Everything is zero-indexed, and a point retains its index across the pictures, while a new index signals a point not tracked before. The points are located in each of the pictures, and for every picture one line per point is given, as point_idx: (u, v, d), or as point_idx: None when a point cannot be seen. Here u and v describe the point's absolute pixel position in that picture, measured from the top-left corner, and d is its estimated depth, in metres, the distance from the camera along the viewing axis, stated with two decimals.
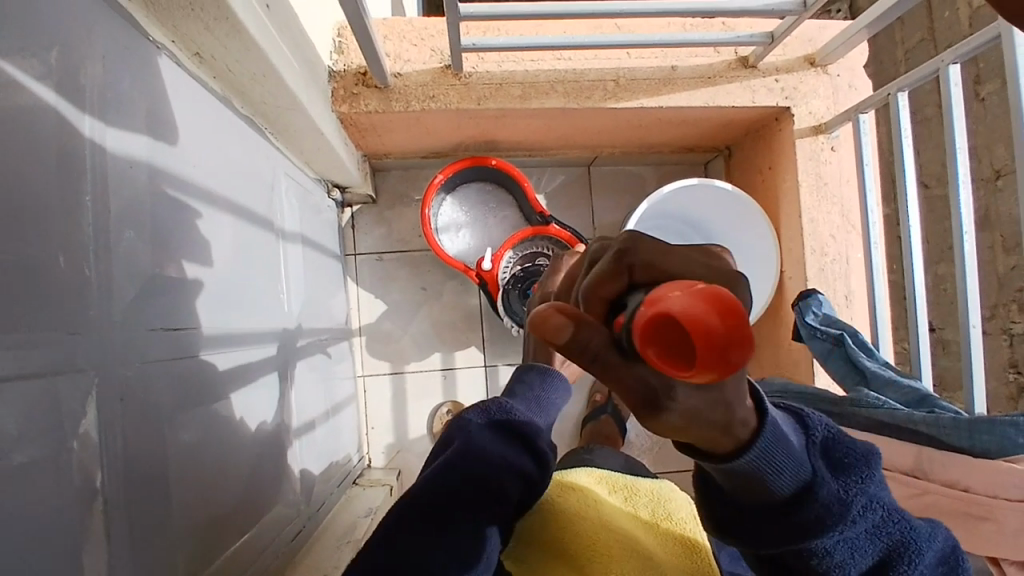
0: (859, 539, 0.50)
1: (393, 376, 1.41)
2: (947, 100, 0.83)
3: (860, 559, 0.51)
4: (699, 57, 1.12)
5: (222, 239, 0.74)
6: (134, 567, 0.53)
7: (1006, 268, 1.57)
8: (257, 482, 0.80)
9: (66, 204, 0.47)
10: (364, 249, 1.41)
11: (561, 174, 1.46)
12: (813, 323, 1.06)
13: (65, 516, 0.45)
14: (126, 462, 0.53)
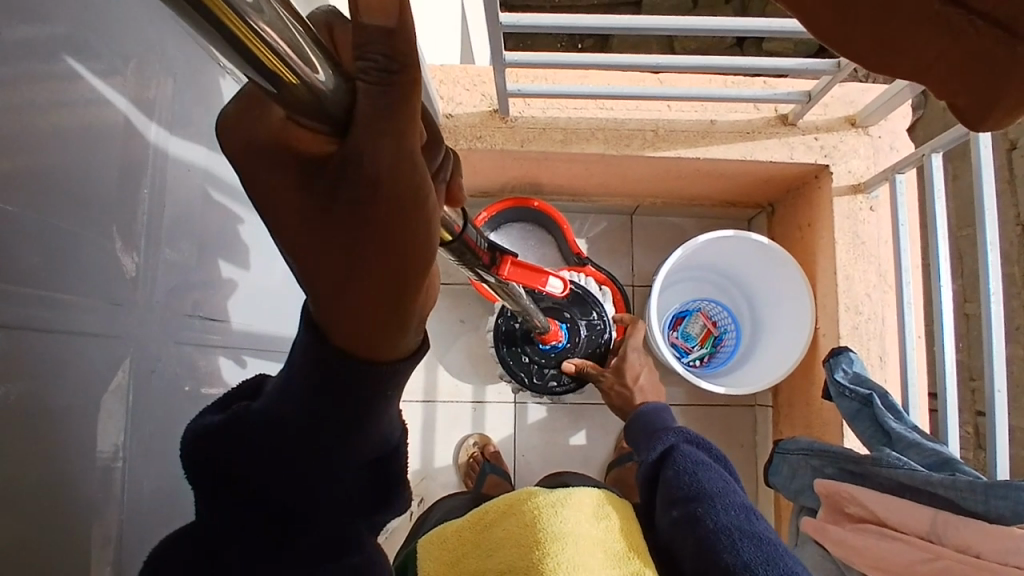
0: (735, 525, 0.75)
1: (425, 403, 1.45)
2: (976, 160, 0.83)
3: (729, 528, 0.74)
4: (738, 113, 1.15)
5: (265, 247, 0.81)
6: (142, 527, 0.58)
7: None
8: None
9: (125, 195, 0.54)
10: None
11: (604, 220, 1.50)
12: (843, 380, 1.03)
13: (86, 464, 0.51)
14: (148, 428, 0.59)
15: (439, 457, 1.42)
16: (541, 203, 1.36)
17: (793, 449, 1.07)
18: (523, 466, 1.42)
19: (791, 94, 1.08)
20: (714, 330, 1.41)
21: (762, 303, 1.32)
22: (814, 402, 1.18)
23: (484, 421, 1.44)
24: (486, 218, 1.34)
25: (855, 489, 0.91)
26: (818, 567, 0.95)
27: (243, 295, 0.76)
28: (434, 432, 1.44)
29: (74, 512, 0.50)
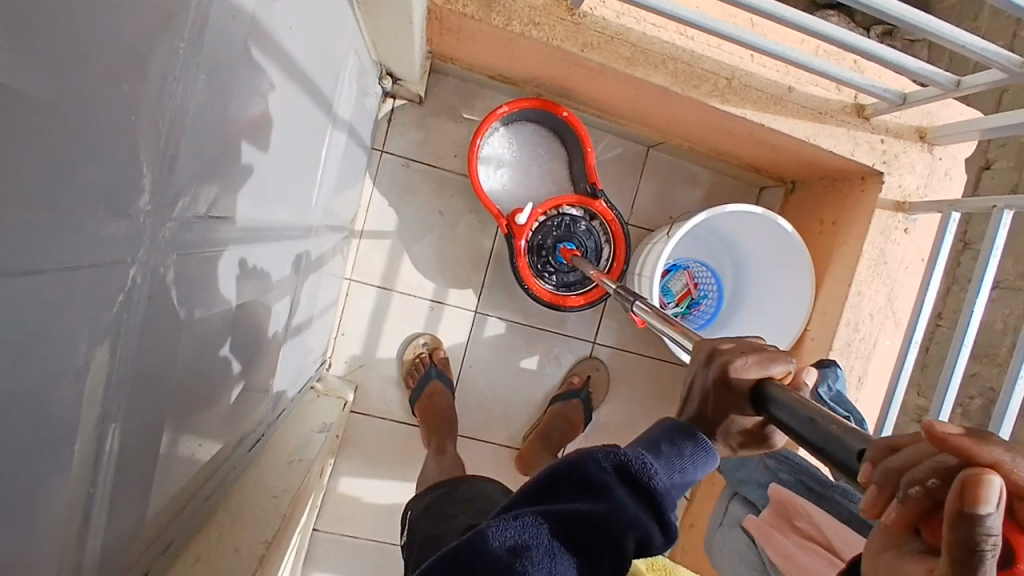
0: None
1: (380, 290, 1.33)
2: None
3: None
4: (818, 88, 1.04)
5: (287, 122, 0.63)
6: (114, 493, 0.45)
7: None
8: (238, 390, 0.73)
9: (160, 54, 0.36)
10: (393, 149, 1.31)
11: (618, 146, 1.37)
12: (825, 396, 1.02)
13: (83, 435, 0.37)
14: (140, 371, 0.44)
15: (384, 349, 1.34)
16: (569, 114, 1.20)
17: None
18: (467, 377, 1.37)
19: (887, 91, 0.98)
20: (694, 293, 1.35)
21: (754, 286, 1.28)
22: None
23: (438, 323, 1.35)
24: (505, 112, 1.16)
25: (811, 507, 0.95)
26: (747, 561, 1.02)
27: (257, 184, 0.59)
28: (383, 323, 1.34)
29: (46, 508, 0.35)
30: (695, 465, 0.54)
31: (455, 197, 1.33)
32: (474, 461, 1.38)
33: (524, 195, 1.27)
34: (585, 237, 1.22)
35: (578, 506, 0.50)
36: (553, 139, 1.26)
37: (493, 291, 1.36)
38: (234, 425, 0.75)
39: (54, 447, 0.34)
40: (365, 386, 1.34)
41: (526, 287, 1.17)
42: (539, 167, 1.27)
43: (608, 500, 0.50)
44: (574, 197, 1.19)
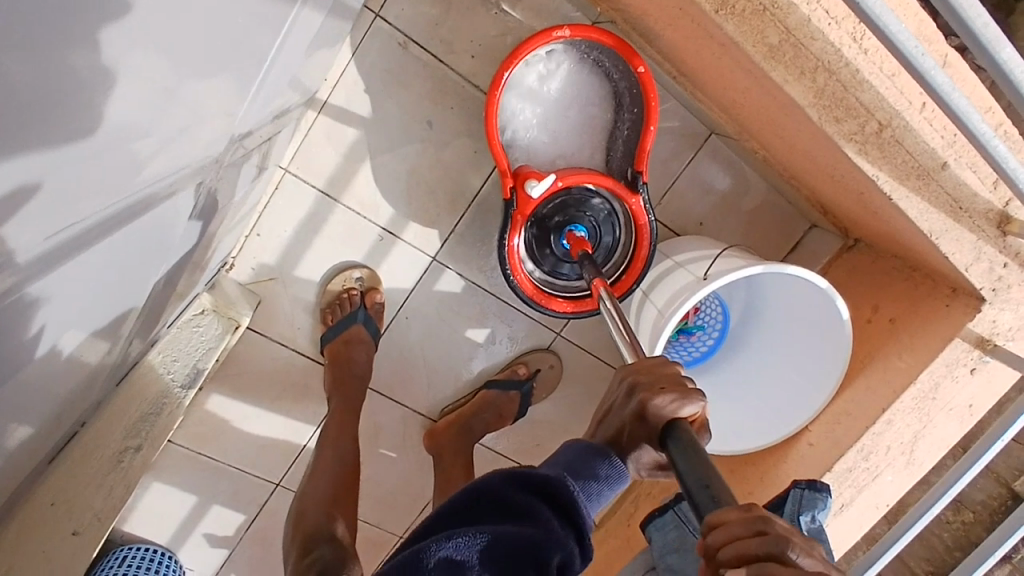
0: None
1: (321, 196, 1.01)
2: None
3: None
4: (973, 175, 0.77)
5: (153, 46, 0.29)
6: None
7: None
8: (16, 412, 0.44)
9: None
10: (393, 17, 0.93)
11: (676, 118, 1.06)
12: (802, 524, 0.86)
13: None
14: None
15: (306, 268, 1.05)
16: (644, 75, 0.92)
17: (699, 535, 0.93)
18: (399, 329, 1.11)
19: None
20: (690, 318, 1.11)
21: (767, 342, 1.02)
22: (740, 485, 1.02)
23: (384, 258, 1.06)
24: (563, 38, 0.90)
25: None
26: None
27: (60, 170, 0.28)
28: (314, 237, 1.03)
29: None
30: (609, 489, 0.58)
31: (455, 110, 1.00)
32: (377, 421, 1.16)
33: (548, 150, 1.00)
34: (600, 225, 1.01)
35: (507, 525, 0.52)
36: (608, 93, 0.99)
37: (462, 242, 1.07)
38: (4, 449, 0.47)
39: None
40: (270, 305, 1.06)
41: (507, 270, 0.95)
42: (580, 121, 1.00)
43: (536, 520, 0.52)
44: (604, 179, 0.94)
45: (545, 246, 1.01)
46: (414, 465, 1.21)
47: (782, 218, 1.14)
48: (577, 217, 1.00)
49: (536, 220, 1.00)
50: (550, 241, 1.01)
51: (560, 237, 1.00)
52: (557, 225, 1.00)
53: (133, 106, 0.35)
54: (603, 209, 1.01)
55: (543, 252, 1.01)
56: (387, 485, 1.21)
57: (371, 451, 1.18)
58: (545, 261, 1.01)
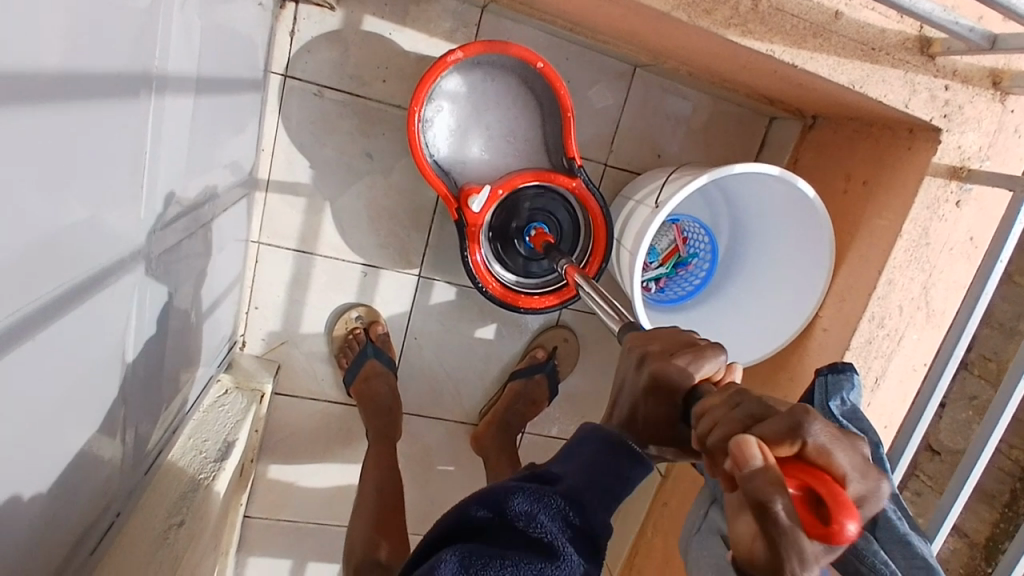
0: None
1: (299, 254, 1.07)
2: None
3: None
4: (874, 13, 0.75)
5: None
6: None
7: None
8: (39, 507, 0.51)
9: None
10: (300, 72, 1.00)
11: (596, 66, 1.07)
12: (835, 411, 0.85)
13: None
14: None
15: (309, 323, 1.11)
16: (545, 66, 0.99)
17: None
18: (413, 351, 1.16)
19: (975, 31, 0.70)
20: (682, 250, 1.10)
21: (760, 250, 1.03)
22: (776, 391, 1.00)
23: (374, 291, 1.12)
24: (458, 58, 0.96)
25: None
26: None
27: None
28: (306, 293, 1.10)
29: None
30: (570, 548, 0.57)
31: (387, 135, 1.05)
32: (424, 442, 1.21)
33: (483, 162, 1.07)
34: (552, 215, 1.06)
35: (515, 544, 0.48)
36: (518, 89, 1.05)
37: (440, 252, 1.11)
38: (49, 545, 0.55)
39: None
40: (289, 367, 1.12)
41: (478, 283, 1.01)
42: (502, 126, 1.06)
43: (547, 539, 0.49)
44: (543, 175, 1.00)
45: (513, 253, 1.06)
46: (474, 472, 1.25)
47: (737, 124, 1.13)
48: (533, 217, 1.05)
49: (497, 233, 1.05)
50: (516, 248, 1.05)
51: (519, 240, 1.05)
52: (518, 231, 1.05)
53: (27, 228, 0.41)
54: (556, 203, 1.06)
55: (511, 257, 1.06)
56: (455, 497, 1.25)
57: (428, 471, 1.23)
58: (517, 265, 1.06)
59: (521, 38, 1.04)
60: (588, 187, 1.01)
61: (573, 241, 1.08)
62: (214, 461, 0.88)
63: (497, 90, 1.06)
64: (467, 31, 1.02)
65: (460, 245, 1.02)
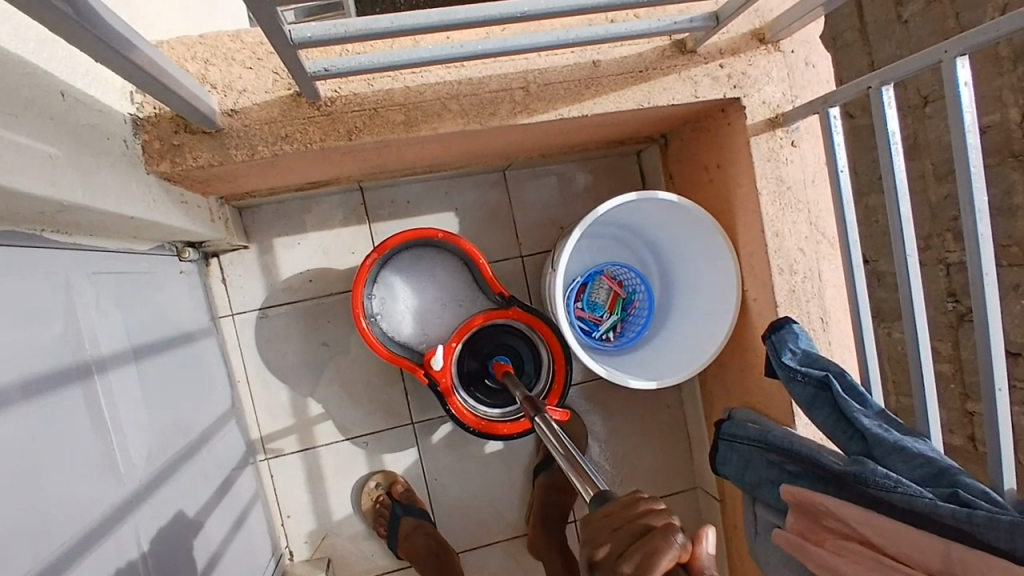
0: None
1: (304, 453, 1.19)
2: (907, 276, 0.77)
3: None
4: (626, 46, 0.88)
5: None
6: None
7: (938, 197, 1.63)
8: None
9: None
10: (242, 306, 1.17)
11: (473, 185, 1.23)
12: (792, 364, 0.89)
13: None
14: None
15: (338, 509, 1.20)
16: (447, 231, 1.09)
17: (746, 439, 0.97)
18: (438, 491, 1.23)
19: (695, 19, 0.81)
20: (622, 292, 1.22)
21: (677, 260, 1.13)
22: (749, 371, 1.04)
23: (381, 454, 1.21)
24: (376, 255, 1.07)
25: (828, 501, 0.80)
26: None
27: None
28: (324, 483, 1.19)
29: None
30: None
31: (333, 321, 1.19)
32: (488, 570, 1.24)
33: (433, 324, 1.16)
34: (510, 342, 1.14)
35: None
36: (437, 253, 1.16)
37: (420, 394, 1.22)
38: None
39: None
40: (339, 555, 1.20)
41: (466, 427, 1.07)
42: (435, 287, 1.17)
43: None
44: (484, 317, 1.08)
45: (489, 390, 1.13)
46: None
47: (612, 172, 1.27)
48: (492, 354, 1.12)
49: (466, 376, 1.13)
50: (488, 384, 1.13)
51: (490, 377, 1.12)
52: (483, 370, 1.13)
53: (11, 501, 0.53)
54: (508, 333, 1.14)
55: (490, 394, 1.13)
56: None
57: None
58: (497, 398, 1.13)
59: (402, 195, 1.21)
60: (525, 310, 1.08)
61: (536, 356, 1.15)
62: None
63: (423, 262, 1.16)
64: (357, 211, 1.19)
65: (439, 400, 1.10)
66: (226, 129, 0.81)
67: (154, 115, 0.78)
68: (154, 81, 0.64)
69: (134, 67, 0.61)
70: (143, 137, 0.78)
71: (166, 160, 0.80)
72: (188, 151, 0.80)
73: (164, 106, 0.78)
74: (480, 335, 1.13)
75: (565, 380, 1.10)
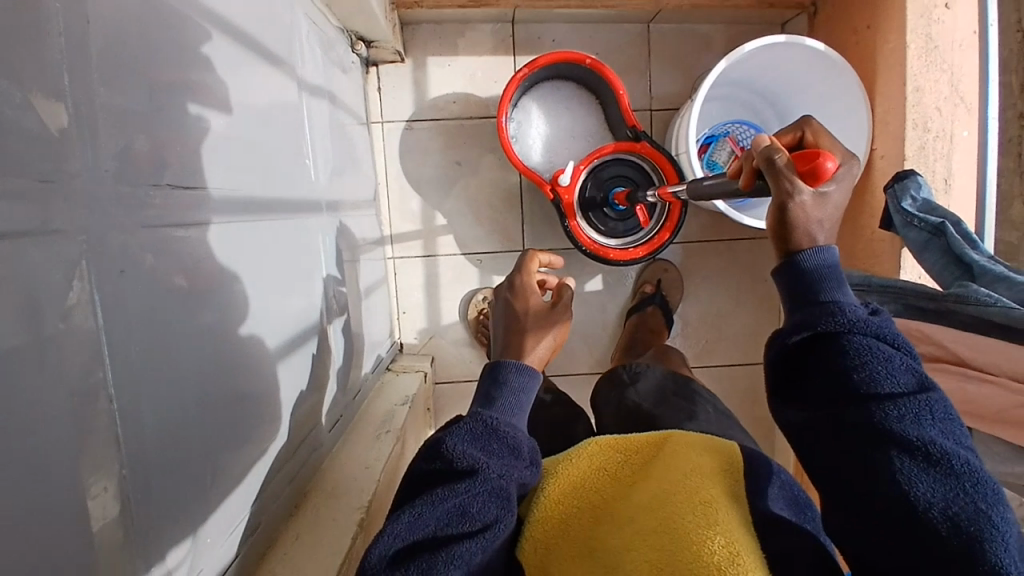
0: (911, 393, 0.53)
1: (425, 258, 1.31)
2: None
3: (900, 380, 0.54)
4: None
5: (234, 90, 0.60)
6: (164, 456, 0.45)
7: None
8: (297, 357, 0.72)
9: (29, 25, 0.34)
10: (391, 115, 1.28)
11: (615, 34, 1.28)
12: (911, 209, 0.93)
13: (99, 413, 0.39)
14: (150, 344, 0.44)
15: (447, 314, 1.33)
16: (594, 60, 1.14)
17: (844, 284, 1.02)
18: None
19: None
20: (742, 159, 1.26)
21: (807, 125, 1.17)
22: (862, 232, 1.08)
23: (491, 274, 1.32)
24: (527, 74, 1.13)
25: (927, 327, 0.84)
26: None
27: (207, 156, 0.54)
28: (438, 289, 1.32)
29: (62, 479, 0.36)
30: (523, 393, 0.65)
31: (469, 143, 1.29)
32: (571, 397, 1.36)
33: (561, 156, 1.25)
34: (632, 179, 1.20)
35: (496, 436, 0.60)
36: (576, 88, 1.23)
37: (535, 224, 1.31)
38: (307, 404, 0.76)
39: (56, 424, 0.35)
40: (442, 355, 1.33)
41: (581, 244, 1.15)
42: (570, 122, 1.24)
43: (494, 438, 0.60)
44: (615, 147, 1.15)
45: (606, 221, 1.21)
46: None
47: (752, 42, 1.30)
48: (613, 185, 1.19)
49: (587, 204, 1.20)
50: (605, 215, 1.20)
51: (608, 207, 1.19)
52: (603, 200, 1.19)
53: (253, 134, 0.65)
54: (630, 171, 1.19)
55: (605, 224, 1.20)
56: None
57: None
58: (612, 229, 1.20)
59: (548, 34, 1.28)
60: (654, 144, 1.14)
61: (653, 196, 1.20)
62: (400, 402, 1.04)
63: (562, 97, 1.23)
64: (505, 43, 1.28)
65: (560, 219, 1.18)
66: None
67: None
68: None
69: None
70: None
71: None
72: None
73: None
74: (605, 167, 1.19)
75: (679, 219, 1.15)
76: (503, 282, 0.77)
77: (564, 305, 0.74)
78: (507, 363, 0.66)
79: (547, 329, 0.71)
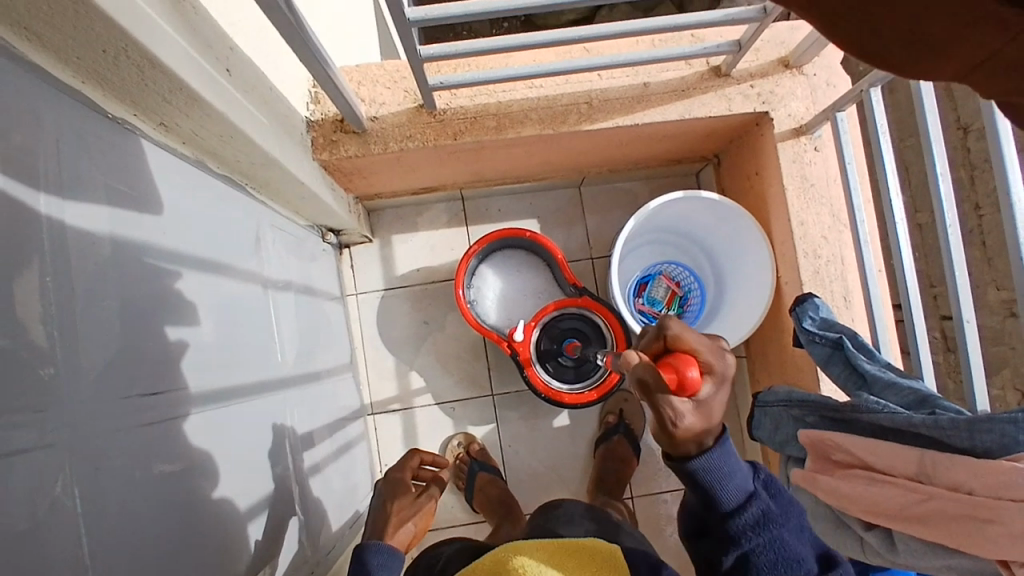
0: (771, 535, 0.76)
1: (402, 411, 1.43)
2: (895, 235, 0.96)
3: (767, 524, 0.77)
4: (671, 71, 1.09)
5: (199, 305, 0.76)
6: None
7: None
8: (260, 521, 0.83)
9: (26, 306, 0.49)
10: (364, 287, 1.45)
11: (552, 198, 1.48)
12: (812, 328, 1.04)
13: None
14: (115, 524, 0.56)
15: None
16: (533, 233, 1.31)
17: (775, 400, 1.08)
18: (511, 457, 1.42)
19: (720, 46, 1.01)
20: (679, 291, 1.40)
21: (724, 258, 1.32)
22: (786, 348, 1.19)
23: (465, 421, 1.43)
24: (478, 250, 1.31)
25: (835, 436, 0.90)
26: (816, 516, 0.97)
27: (179, 361, 0.69)
28: (416, 439, 1.42)
29: None
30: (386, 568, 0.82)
31: (434, 304, 1.45)
32: None
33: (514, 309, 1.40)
34: (581, 327, 1.34)
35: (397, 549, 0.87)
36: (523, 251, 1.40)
37: (501, 370, 1.44)
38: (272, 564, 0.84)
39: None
40: None
41: (539, 392, 1.27)
42: (521, 279, 1.41)
43: None
44: (560, 302, 1.29)
45: (562, 367, 1.34)
46: None
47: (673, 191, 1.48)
48: (565, 335, 1.33)
49: (543, 354, 1.33)
50: (561, 361, 1.33)
51: (563, 355, 1.33)
52: (556, 349, 1.33)
53: (218, 335, 0.80)
54: (578, 319, 1.34)
55: (561, 370, 1.33)
56: None
57: None
58: (568, 373, 1.33)
59: (495, 205, 1.48)
60: (592, 296, 1.28)
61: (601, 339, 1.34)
62: None
63: (512, 260, 1.41)
64: (458, 216, 1.47)
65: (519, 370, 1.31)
66: (370, 130, 1.10)
67: (321, 119, 1.09)
68: (332, 87, 0.93)
69: (325, 76, 0.89)
70: (313, 133, 1.09)
71: (326, 151, 1.10)
72: (341, 146, 1.10)
73: (329, 113, 1.10)
74: (555, 319, 1.33)
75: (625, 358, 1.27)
76: (383, 488, 1.00)
77: (429, 494, 0.99)
78: (371, 546, 0.83)
79: (416, 512, 0.95)
